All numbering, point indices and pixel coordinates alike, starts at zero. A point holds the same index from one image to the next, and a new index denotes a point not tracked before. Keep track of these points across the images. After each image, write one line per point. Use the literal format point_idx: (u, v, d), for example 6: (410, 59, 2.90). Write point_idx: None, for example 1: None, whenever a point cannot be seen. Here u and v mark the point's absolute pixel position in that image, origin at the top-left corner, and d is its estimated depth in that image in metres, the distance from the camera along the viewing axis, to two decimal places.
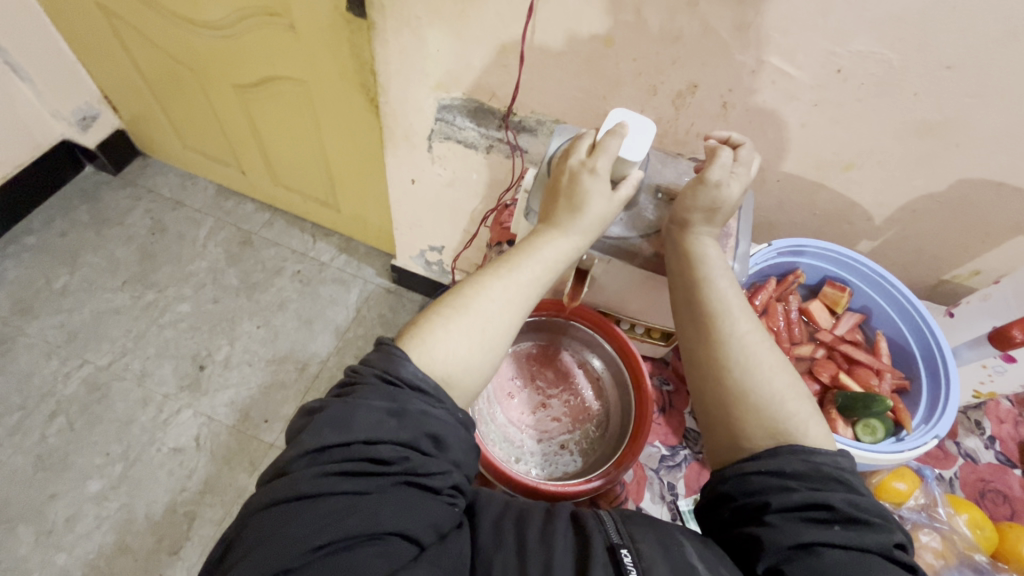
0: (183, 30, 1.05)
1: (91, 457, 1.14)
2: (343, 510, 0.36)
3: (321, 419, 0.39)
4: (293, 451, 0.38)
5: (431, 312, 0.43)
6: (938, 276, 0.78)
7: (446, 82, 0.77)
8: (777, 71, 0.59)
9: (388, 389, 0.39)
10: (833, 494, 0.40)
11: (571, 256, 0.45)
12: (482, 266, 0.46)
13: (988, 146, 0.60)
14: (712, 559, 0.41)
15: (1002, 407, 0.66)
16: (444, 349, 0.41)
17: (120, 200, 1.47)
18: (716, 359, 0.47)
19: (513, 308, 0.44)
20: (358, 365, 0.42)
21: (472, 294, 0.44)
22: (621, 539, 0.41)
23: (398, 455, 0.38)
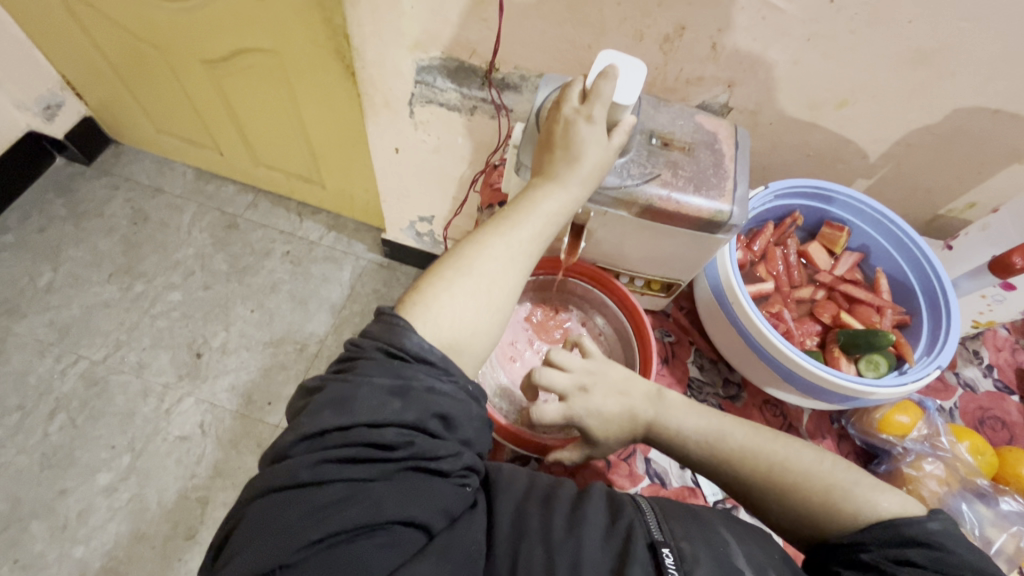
0: (140, 4, 0.99)
1: (97, 450, 1.14)
2: (344, 498, 0.35)
3: (321, 399, 0.38)
4: (291, 435, 0.37)
5: (433, 277, 0.42)
6: (934, 211, 0.78)
7: (423, 42, 0.74)
8: (767, 5, 0.57)
9: (393, 365, 0.38)
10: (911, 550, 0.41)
11: (571, 208, 0.44)
12: (478, 227, 0.45)
13: (984, 72, 0.58)
14: (760, 559, 0.42)
15: (1000, 336, 0.67)
16: (449, 312, 0.41)
17: (96, 191, 1.43)
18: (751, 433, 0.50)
19: (517, 268, 0.43)
20: (358, 339, 0.41)
21: (474, 255, 0.42)
22: (663, 537, 0.41)
23: (403, 440, 0.37)
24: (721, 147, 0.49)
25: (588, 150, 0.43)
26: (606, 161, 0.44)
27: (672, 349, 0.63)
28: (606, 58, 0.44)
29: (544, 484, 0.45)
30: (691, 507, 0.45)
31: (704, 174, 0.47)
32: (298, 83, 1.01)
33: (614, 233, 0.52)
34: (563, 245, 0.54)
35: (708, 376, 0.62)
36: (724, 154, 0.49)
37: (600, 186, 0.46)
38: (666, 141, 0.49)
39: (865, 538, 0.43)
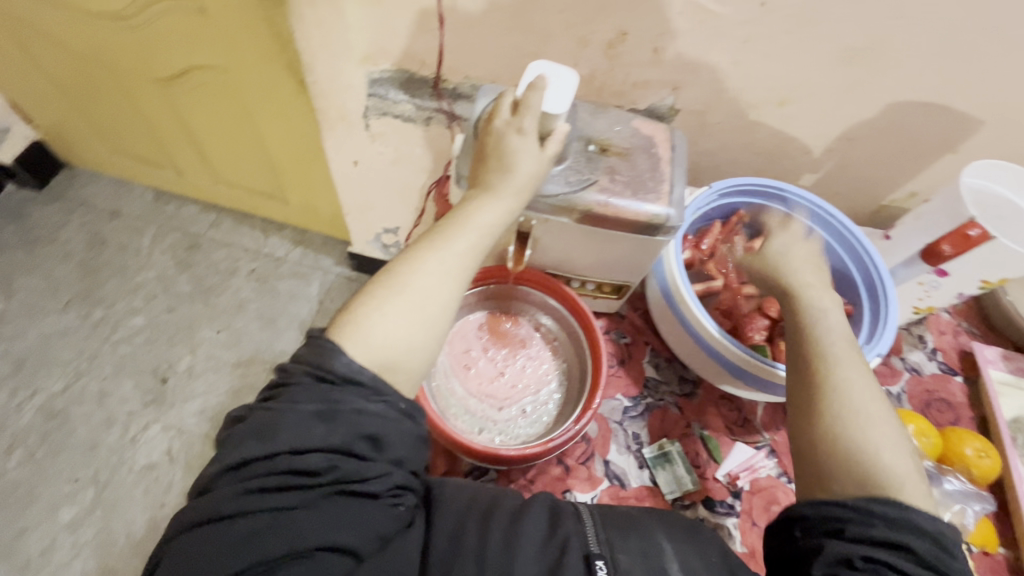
0: (84, 24, 0.97)
1: (60, 485, 1.10)
2: (265, 528, 0.35)
3: (246, 428, 0.38)
4: (218, 467, 0.38)
5: (367, 295, 0.42)
6: (879, 202, 0.80)
7: (373, 54, 0.74)
8: (703, 9, 0.58)
9: (321, 389, 0.38)
10: (916, 542, 0.40)
11: (506, 219, 0.44)
12: (415, 242, 0.45)
13: (913, 68, 0.61)
14: (691, 557, 0.43)
15: (943, 320, 0.70)
16: (381, 330, 0.40)
17: (50, 217, 1.38)
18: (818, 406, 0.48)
19: (450, 281, 0.43)
20: (289, 364, 0.41)
21: (406, 271, 0.42)
22: (598, 548, 0.42)
23: (328, 464, 0.37)
24: (657, 150, 0.50)
25: (519, 161, 0.44)
26: (539, 169, 0.45)
27: (628, 351, 0.64)
28: (535, 70, 0.45)
29: (486, 497, 0.46)
30: (632, 515, 0.46)
31: (641, 178, 0.48)
32: (252, 99, 1.00)
33: (559, 239, 0.53)
34: (510, 253, 0.55)
35: (665, 374, 0.63)
36: (661, 158, 0.50)
37: (539, 193, 0.47)
38: (603, 146, 0.50)
39: (875, 518, 0.41)
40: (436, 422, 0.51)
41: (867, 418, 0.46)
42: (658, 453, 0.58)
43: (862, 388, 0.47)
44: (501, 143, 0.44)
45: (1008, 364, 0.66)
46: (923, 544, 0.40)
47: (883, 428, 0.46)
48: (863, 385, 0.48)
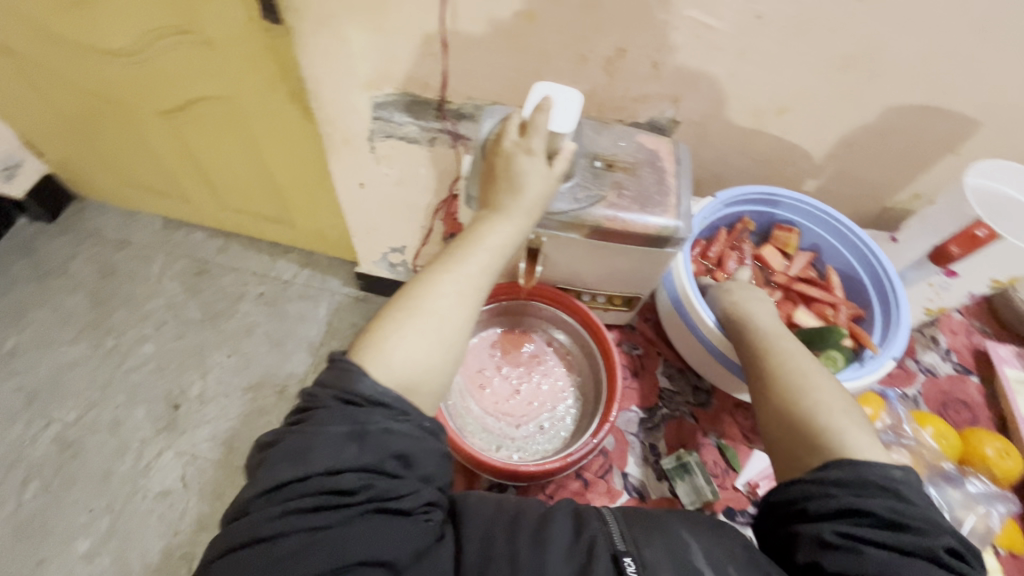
0: (93, 61, 0.99)
1: (74, 516, 1.10)
2: (303, 548, 0.35)
3: (277, 452, 0.38)
4: (251, 491, 0.38)
5: (385, 318, 0.43)
6: (881, 205, 0.81)
7: (376, 80, 0.75)
8: (699, 23, 0.59)
9: (349, 411, 0.39)
10: (873, 501, 0.40)
11: (516, 239, 0.45)
12: (429, 263, 0.45)
13: (908, 73, 0.61)
14: (720, 557, 0.42)
15: (955, 320, 0.70)
16: (402, 352, 0.41)
17: (61, 249, 1.40)
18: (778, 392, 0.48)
19: (466, 302, 0.44)
20: (314, 388, 0.41)
21: (423, 294, 0.43)
22: (625, 546, 0.42)
23: (362, 483, 0.37)
24: (661, 164, 0.51)
25: (531, 183, 0.45)
26: (549, 189, 0.46)
27: (641, 361, 0.64)
28: (541, 90, 0.46)
29: (511, 504, 0.45)
30: (654, 514, 0.46)
31: (649, 193, 0.49)
32: (258, 127, 1.02)
33: (568, 254, 0.53)
34: (521, 270, 0.56)
35: (678, 385, 0.63)
36: (666, 171, 0.51)
37: (548, 211, 0.48)
38: (609, 161, 0.51)
39: (827, 486, 0.41)
40: (455, 440, 0.51)
41: (820, 390, 0.47)
42: (677, 463, 0.57)
43: (807, 363, 0.49)
44: (512, 165, 0.44)
45: (1022, 362, 0.66)
46: (881, 501, 0.40)
47: (841, 401, 0.46)
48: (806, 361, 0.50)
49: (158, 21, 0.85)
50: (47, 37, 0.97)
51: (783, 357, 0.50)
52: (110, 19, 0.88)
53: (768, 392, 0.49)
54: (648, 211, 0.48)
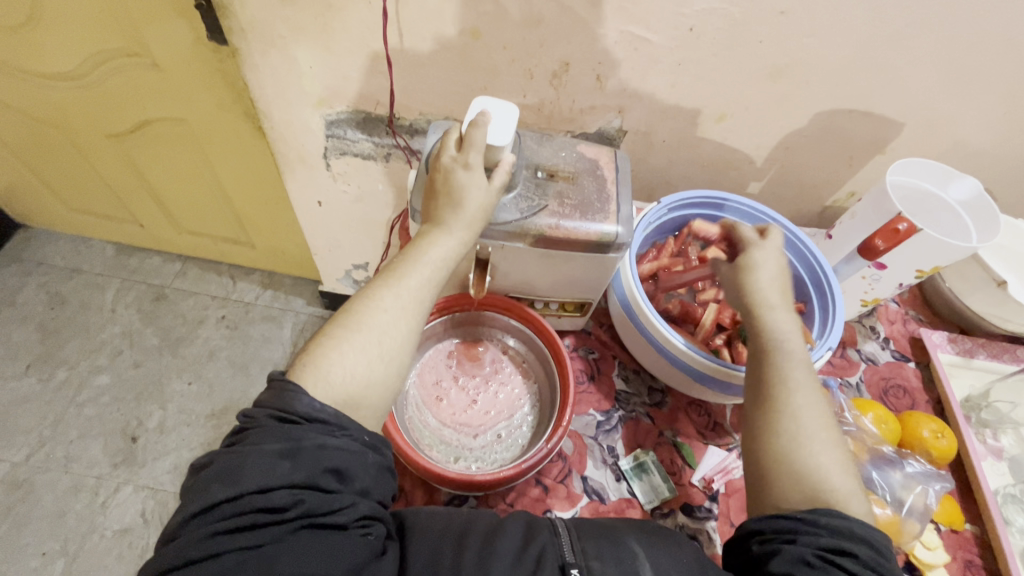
0: (34, 86, 0.96)
1: (25, 561, 1.04)
2: (230, 570, 0.34)
3: (209, 474, 0.38)
4: (181, 515, 0.37)
5: (326, 335, 0.43)
6: (822, 204, 0.85)
7: (328, 98, 0.75)
8: (637, 38, 0.62)
9: (283, 428, 0.39)
10: (859, 547, 0.41)
11: (458, 252, 0.46)
12: (371, 278, 0.46)
13: (833, 79, 0.65)
14: (664, 563, 0.44)
15: (891, 310, 0.74)
16: (339, 369, 0.41)
17: (6, 280, 1.34)
18: (781, 423, 0.48)
19: (408, 316, 0.45)
20: (251, 409, 0.41)
21: (364, 310, 0.44)
22: (573, 558, 0.43)
23: (294, 499, 0.37)
24: (601, 173, 0.53)
25: (473, 199, 0.46)
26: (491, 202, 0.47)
27: (596, 365, 0.65)
28: (478, 106, 0.48)
29: (460, 520, 0.46)
30: (605, 525, 0.47)
31: (588, 202, 0.51)
32: (212, 148, 1.01)
33: (516, 264, 0.54)
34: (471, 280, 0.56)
35: (634, 386, 0.64)
36: (607, 179, 0.53)
37: (491, 221, 0.49)
38: (551, 171, 0.52)
39: (818, 523, 0.42)
40: (409, 453, 0.51)
41: (819, 443, 0.47)
42: (634, 464, 0.59)
43: (814, 413, 0.48)
44: (450, 180, 0.46)
45: (954, 346, 0.70)
46: (866, 551, 0.41)
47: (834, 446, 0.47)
48: (817, 409, 0.48)
49: (103, 44, 0.83)
50: None
51: (796, 400, 0.49)
52: (50, 43, 0.86)
53: (765, 427, 0.48)
54: (591, 220, 0.49)
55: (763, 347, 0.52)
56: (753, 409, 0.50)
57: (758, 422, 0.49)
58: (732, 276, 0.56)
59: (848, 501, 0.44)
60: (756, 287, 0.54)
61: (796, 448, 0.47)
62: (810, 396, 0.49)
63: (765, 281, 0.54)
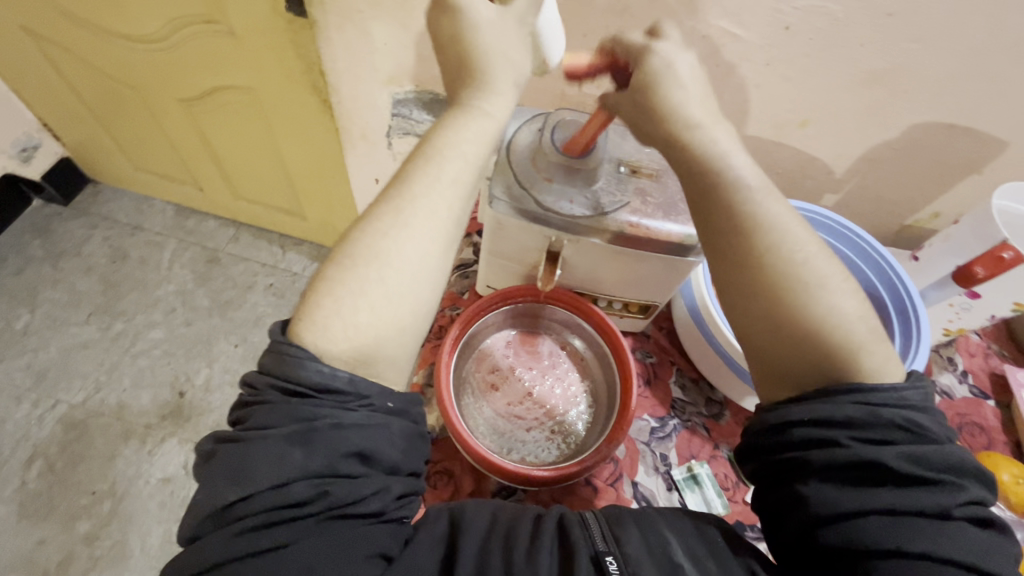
0: (114, 45, 1.00)
1: (76, 498, 1.10)
2: (264, 568, 0.35)
3: (217, 467, 0.38)
4: (197, 516, 0.37)
5: (319, 279, 0.42)
6: (901, 222, 0.80)
7: (397, 76, 0.74)
8: (726, 33, 0.58)
9: (291, 406, 0.38)
10: (889, 452, 0.36)
11: (480, 136, 0.45)
12: (369, 210, 0.44)
13: (936, 90, 0.60)
14: (698, 549, 0.43)
15: (973, 342, 0.71)
16: (340, 322, 0.40)
17: (74, 231, 1.41)
18: (764, 278, 0.41)
19: (416, 239, 0.43)
20: (255, 380, 0.40)
21: (363, 240, 0.42)
22: (605, 546, 0.42)
23: (315, 491, 0.37)
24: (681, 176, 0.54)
25: (494, 65, 0.45)
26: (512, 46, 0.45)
27: (654, 370, 0.66)
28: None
29: (506, 518, 0.45)
30: (638, 511, 0.46)
31: (674, 202, 0.52)
32: (275, 118, 1.02)
33: (586, 259, 0.56)
34: (540, 273, 0.57)
35: (691, 395, 0.64)
36: None
37: (559, 211, 0.51)
38: (632, 165, 0.54)
39: (831, 421, 0.37)
40: (468, 442, 0.51)
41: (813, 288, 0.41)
42: (687, 475, 0.59)
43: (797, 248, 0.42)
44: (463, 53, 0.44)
45: None
46: (897, 448, 0.36)
47: (829, 282, 0.41)
48: (800, 245, 0.42)
49: (185, 9, 0.86)
50: (73, 20, 0.98)
51: (773, 236, 0.42)
52: (135, 6, 0.89)
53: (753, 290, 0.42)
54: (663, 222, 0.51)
55: (721, 180, 0.44)
56: (737, 275, 0.42)
57: (739, 276, 0.42)
58: (641, 96, 0.45)
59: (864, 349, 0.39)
60: (678, 103, 0.45)
61: (796, 307, 0.40)
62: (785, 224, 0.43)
63: (685, 98, 0.45)
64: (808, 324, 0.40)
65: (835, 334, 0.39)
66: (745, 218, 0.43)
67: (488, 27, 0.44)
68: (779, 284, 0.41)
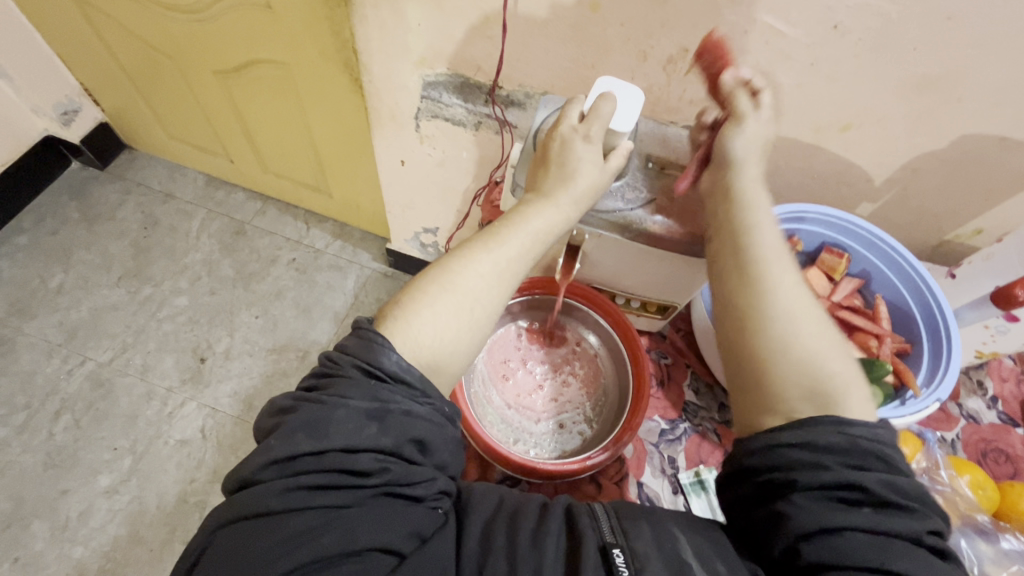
0: (155, 14, 1.01)
1: (99, 452, 1.15)
2: (319, 524, 0.36)
3: (297, 421, 0.39)
4: (264, 458, 0.39)
5: (417, 291, 0.45)
6: (940, 236, 0.77)
7: (430, 58, 0.73)
8: (771, 29, 0.55)
9: (372, 386, 0.40)
10: (868, 476, 0.39)
11: (560, 227, 0.49)
12: (467, 242, 0.48)
13: (990, 99, 0.57)
14: (709, 554, 0.43)
15: (1005, 366, 0.73)
16: (431, 330, 0.43)
17: (109, 195, 1.45)
18: (765, 306, 0.45)
19: (504, 275, 0.46)
20: (335, 354, 0.43)
21: (459, 269, 0.45)
22: (614, 539, 0.42)
23: (379, 466, 0.39)
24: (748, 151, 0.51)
25: (581, 168, 0.48)
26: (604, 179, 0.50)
27: (668, 371, 0.69)
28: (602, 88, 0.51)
29: (513, 500, 0.46)
30: (644, 507, 0.47)
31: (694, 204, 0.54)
32: (307, 95, 1.02)
33: (607, 254, 0.59)
34: (560, 264, 0.60)
35: (704, 400, 0.67)
36: None
37: (598, 208, 0.53)
38: (661, 162, 0.56)
39: (817, 441, 0.40)
40: (476, 429, 0.55)
41: (813, 327, 0.45)
42: (694, 479, 0.62)
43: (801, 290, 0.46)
44: (565, 148, 0.48)
45: None
46: (874, 474, 0.39)
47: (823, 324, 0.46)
48: (804, 292, 0.47)
49: None
50: None
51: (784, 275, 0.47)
52: None
53: (748, 307, 0.46)
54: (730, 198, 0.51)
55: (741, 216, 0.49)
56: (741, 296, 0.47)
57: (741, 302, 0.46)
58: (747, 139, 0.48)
59: (851, 386, 0.43)
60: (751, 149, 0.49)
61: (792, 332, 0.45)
62: (788, 269, 0.47)
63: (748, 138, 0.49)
64: (802, 353, 0.44)
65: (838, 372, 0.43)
66: (763, 252, 0.48)
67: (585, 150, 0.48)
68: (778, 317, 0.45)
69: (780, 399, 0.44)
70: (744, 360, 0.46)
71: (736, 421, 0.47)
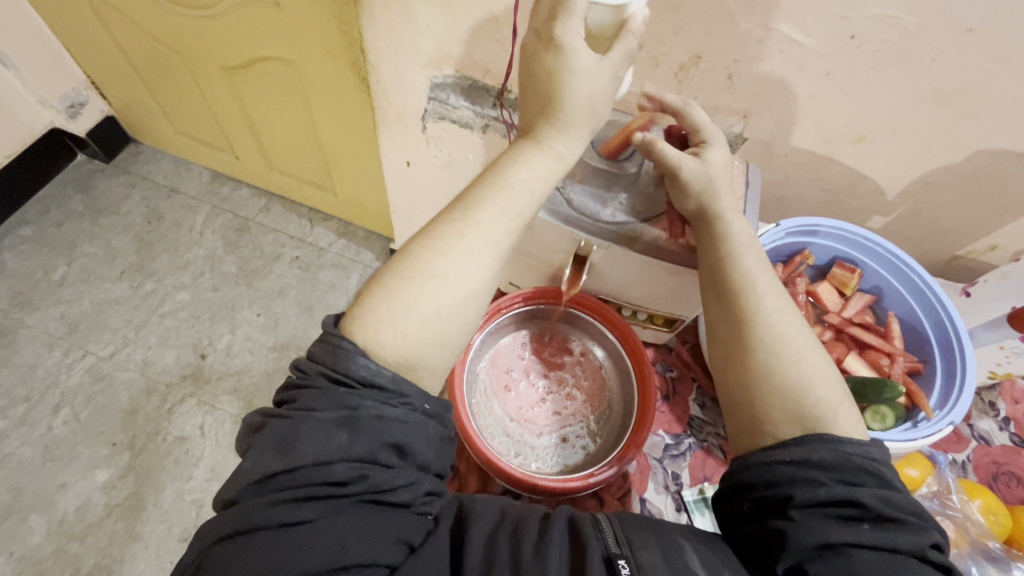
0: (161, 8, 1.01)
1: (98, 447, 1.14)
2: (296, 542, 0.35)
3: (267, 438, 0.38)
4: (239, 480, 0.38)
5: (378, 287, 0.43)
6: (952, 251, 0.76)
7: (438, 59, 0.72)
8: (787, 39, 0.54)
9: (340, 394, 0.39)
10: (864, 489, 0.39)
11: (547, 174, 0.46)
12: (432, 223, 0.45)
13: (1011, 114, 0.56)
14: (715, 562, 0.42)
15: (1018, 388, 0.71)
16: (389, 327, 0.41)
17: (114, 188, 1.45)
18: (748, 335, 0.46)
19: (472, 260, 0.43)
20: (303, 363, 0.41)
21: (420, 255, 0.43)
22: (619, 549, 0.41)
23: (355, 474, 0.37)
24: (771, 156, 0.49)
25: (575, 109, 0.45)
26: (604, 88, 0.46)
27: (673, 386, 0.68)
28: None
29: (515, 513, 0.45)
30: (649, 519, 0.46)
31: None
32: (313, 92, 1.01)
33: (614, 266, 0.59)
34: (566, 276, 0.61)
35: (709, 415, 0.66)
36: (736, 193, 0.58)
37: (603, 220, 0.55)
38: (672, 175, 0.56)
39: (810, 457, 0.40)
40: (477, 443, 0.55)
41: (800, 350, 0.45)
42: (698, 496, 0.61)
43: (787, 315, 0.47)
44: (553, 80, 0.44)
45: None
46: (871, 489, 0.39)
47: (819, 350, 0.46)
48: (788, 315, 0.47)
49: None
50: None
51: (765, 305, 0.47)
52: None
53: (738, 335, 0.47)
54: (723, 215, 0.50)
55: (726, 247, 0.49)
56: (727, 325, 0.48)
57: (725, 335, 0.48)
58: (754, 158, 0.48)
59: (843, 412, 0.43)
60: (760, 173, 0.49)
61: (778, 357, 0.45)
62: (778, 298, 0.48)
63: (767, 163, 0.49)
64: (787, 379, 0.44)
65: (828, 394, 0.43)
66: (748, 284, 0.48)
67: (583, 73, 0.44)
68: (762, 343, 0.46)
69: (785, 418, 0.43)
70: (736, 386, 0.46)
71: (737, 438, 0.47)
